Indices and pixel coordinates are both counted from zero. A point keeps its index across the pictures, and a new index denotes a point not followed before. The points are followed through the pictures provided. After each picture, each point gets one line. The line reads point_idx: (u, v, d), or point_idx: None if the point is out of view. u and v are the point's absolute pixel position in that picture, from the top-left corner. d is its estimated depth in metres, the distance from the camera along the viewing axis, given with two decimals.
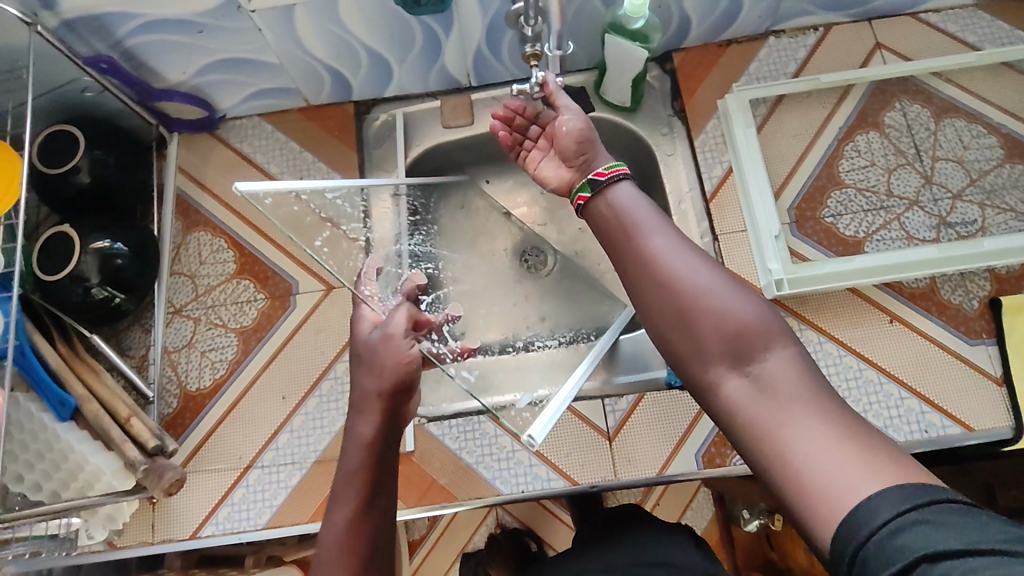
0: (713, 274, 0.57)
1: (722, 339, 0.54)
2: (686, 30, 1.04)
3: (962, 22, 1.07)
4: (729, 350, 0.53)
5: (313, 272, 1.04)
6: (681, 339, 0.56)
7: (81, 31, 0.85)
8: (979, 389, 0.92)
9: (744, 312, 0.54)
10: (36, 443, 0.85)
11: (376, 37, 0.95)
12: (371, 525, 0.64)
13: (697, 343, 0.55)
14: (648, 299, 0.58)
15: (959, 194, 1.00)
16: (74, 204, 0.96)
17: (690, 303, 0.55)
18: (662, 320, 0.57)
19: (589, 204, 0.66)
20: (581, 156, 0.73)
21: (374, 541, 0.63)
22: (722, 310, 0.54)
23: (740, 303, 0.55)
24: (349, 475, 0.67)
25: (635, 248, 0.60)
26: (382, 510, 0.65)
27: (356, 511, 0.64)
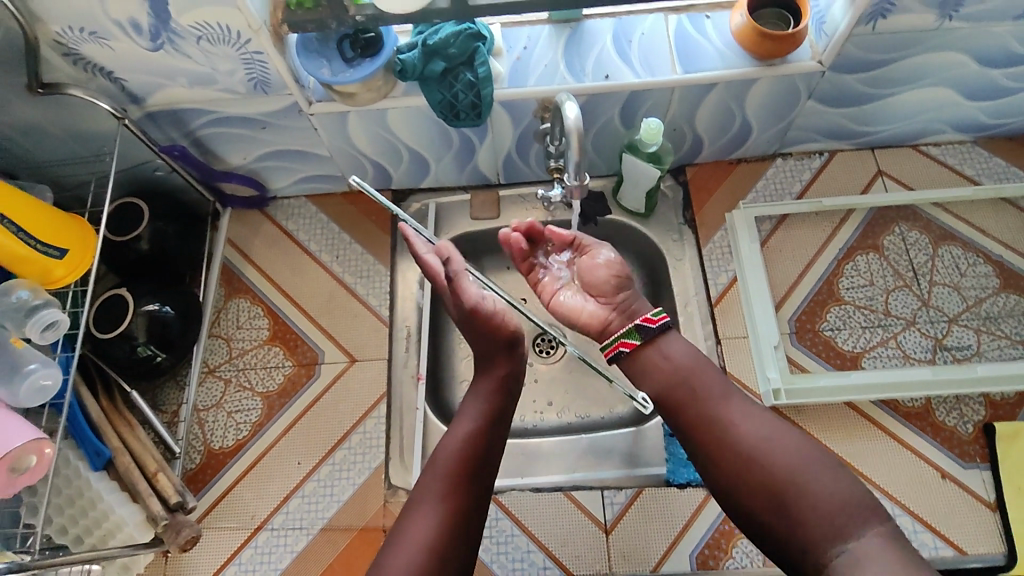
0: (800, 453, 0.73)
1: (818, 516, 0.68)
2: (699, 148, 1.13)
3: (960, 156, 1.15)
4: (829, 529, 0.67)
5: (340, 344, 1.12)
6: (778, 514, 0.71)
7: (162, 122, 0.98)
8: (972, 512, 0.93)
9: (831, 489, 0.70)
10: (70, 488, 0.92)
11: (418, 139, 1.06)
12: (480, 445, 0.78)
13: (795, 521, 0.69)
14: (740, 474, 0.74)
15: (955, 318, 1.05)
16: (132, 269, 1.06)
17: (778, 478, 0.72)
18: (754, 495, 0.73)
19: (641, 350, 0.86)
20: (616, 295, 0.91)
21: (475, 462, 0.77)
22: (808, 483, 0.70)
23: (825, 477, 0.71)
24: (476, 403, 0.82)
25: (720, 423, 0.78)
26: (492, 436, 0.79)
27: (471, 432, 0.79)
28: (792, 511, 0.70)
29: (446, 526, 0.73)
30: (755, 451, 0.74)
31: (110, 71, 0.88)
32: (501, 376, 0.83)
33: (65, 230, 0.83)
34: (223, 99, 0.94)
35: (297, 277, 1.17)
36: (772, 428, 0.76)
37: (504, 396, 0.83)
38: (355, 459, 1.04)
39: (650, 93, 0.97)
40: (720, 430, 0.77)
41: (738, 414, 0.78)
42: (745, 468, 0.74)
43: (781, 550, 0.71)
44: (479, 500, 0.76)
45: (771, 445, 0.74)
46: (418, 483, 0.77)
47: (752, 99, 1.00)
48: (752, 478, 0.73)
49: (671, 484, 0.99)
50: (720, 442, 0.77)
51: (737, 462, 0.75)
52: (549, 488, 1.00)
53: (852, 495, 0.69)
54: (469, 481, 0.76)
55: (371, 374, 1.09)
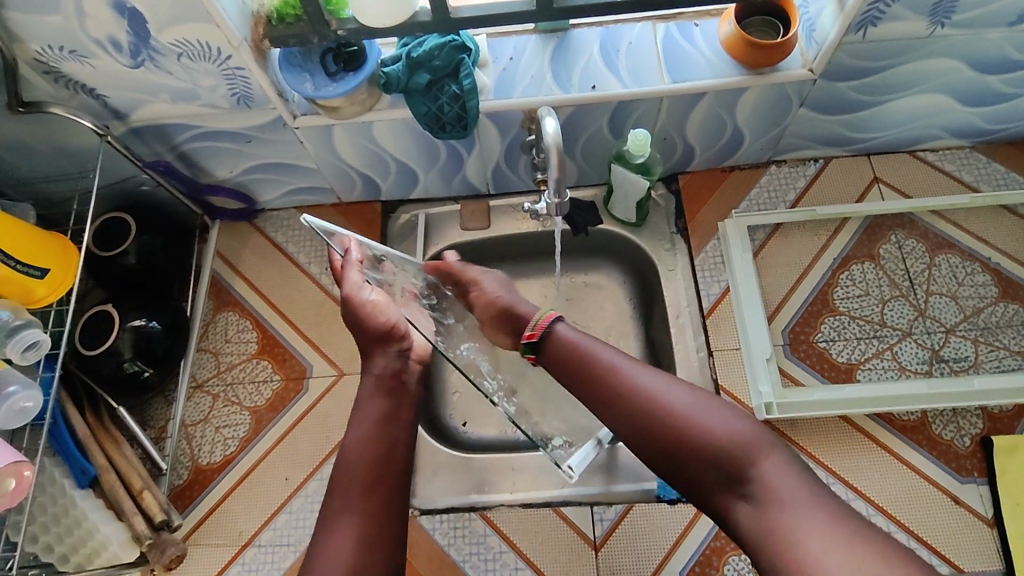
0: (698, 402, 0.71)
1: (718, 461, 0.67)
2: (691, 157, 1.12)
3: (959, 162, 1.13)
4: (729, 469, 0.66)
5: (329, 358, 1.11)
6: (677, 463, 0.69)
7: (146, 136, 0.98)
8: (969, 528, 0.91)
9: (732, 433, 0.68)
10: (55, 507, 0.92)
11: (405, 151, 1.05)
12: (379, 446, 0.78)
13: (699, 470, 0.68)
14: (639, 433, 0.71)
15: (952, 329, 1.03)
16: (119, 283, 1.05)
17: (671, 432, 0.69)
18: (656, 450, 0.70)
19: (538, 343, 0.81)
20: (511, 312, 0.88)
21: (377, 462, 0.77)
22: (701, 430, 0.68)
23: (717, 418, 0.69)
24: (367, 408, 0.82)
25: (615, 391, 0.73)
26: (392, 436, 0.80)
27: (365, 437, 0.79)
28: (692, 461, 0.68)
29: (365, 530, 0.72)
30: (649, 408, 0.71)
31: (92, 88, 0.87)
32: (381, 373, 0.85)
33: (47, 250, 0.83)
34: (207, 114, 0.94)
35: (286, 289, 1.16)
36: (663, 385, 0.72)
37: (392, 394, 0.84)
38: None
39: (638, 104, 0.96)
40: (614, 398, 0.73)
41: (632, 376, 0.74)
42: (643, 431, 0.71)
43: (694, 497, 0.69)
44: (392, 496, 0.76)
45: (663, 399, 0.71)
46: (327, 499, 0.76)
47: (742, 107, 0.99)
48: (651, 439, 0.70)
49: (662, 500, 0.97)
50: (617, 409, 0.73)
51: (635, 425, 0.71)
52: (538, 503, 0.99)
53: (750, 433, 0.68)
54: (377, 483, 0.76)
55: (359, 388, 1.09)
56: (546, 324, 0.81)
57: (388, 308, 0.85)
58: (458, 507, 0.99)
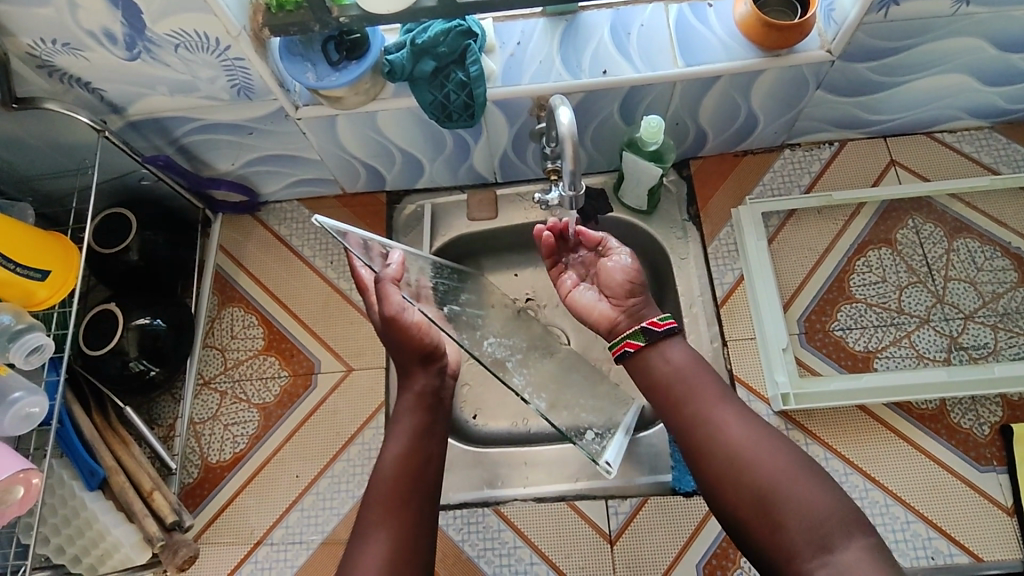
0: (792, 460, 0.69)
1: (803, 524, 0.64)
2: (704, 141, 1.09)
3: (977, 143, 1.10)
4: (813, 536, 0.63)
5: (337, 353, 1.09)
6: (761, 517, 0.66)
7: (145, 130, 0.95)
8: (988, 518, 0.90)
9: (822, 501, 0.65)
10: (65, 508, 0.91)
11: (410, 141, 1.03)
12: (414, 462, 0.77)
13: (781, 526, 0.64)
14: (731, 475, 0.69)
15: (971, 315, 1.01)
16: (122, 280, 1.03)
17: (766, 481, 0.67)
18: (743, 497, 0.67)
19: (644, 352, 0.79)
20: (630, 298, 0.84)
21: (413, 479, 0.76)
22: (796, 488, 0.66)
23: (817, 482, 0.67)
24: (404, 420, 0.81)
25: (715, 429, 0.72)
26: (428, 451, 0.79)
27: (402, 451, 0.78)
28: (779, 515, 0.65)
29: (397, 547, 0.71)
30: (747, 453, 0.69)
31: (87, 82, 0.84)
32: (421, 390, 0.83)
33: (50, 253, 0.81)
34: (206, 107, 0.91)
35: (291, 284, 1.14)
36: (766, 434, 0.71)
37: (431, 410, 0.82)
38: (355, 471, 1.02)
39: (651, 88, 0.93)
40: (712, 431, 0.72)
41: (737, 420, 0.73)
42: (737, 473, 0.69)
43: (763, 555, 0.66)
44: (423, 513, 0.75)
45: (763, 449, 0.69)
46: (361, 510, 0.75)
47: (758, 91, 0.96)
48: (742, 482, 0.68)
49: (677, 493, 0.97)
50: (711, 444, 0.71)
51: (728, 466, 0.69)
52: (552, 497, 0.99)
53: (840, 508, 0.65)
54: (410, 499, 0.75)
55: (369, 383, 1.07)
56: (663, 327, 0.80)
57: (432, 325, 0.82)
58: (471, 502, 0.99)
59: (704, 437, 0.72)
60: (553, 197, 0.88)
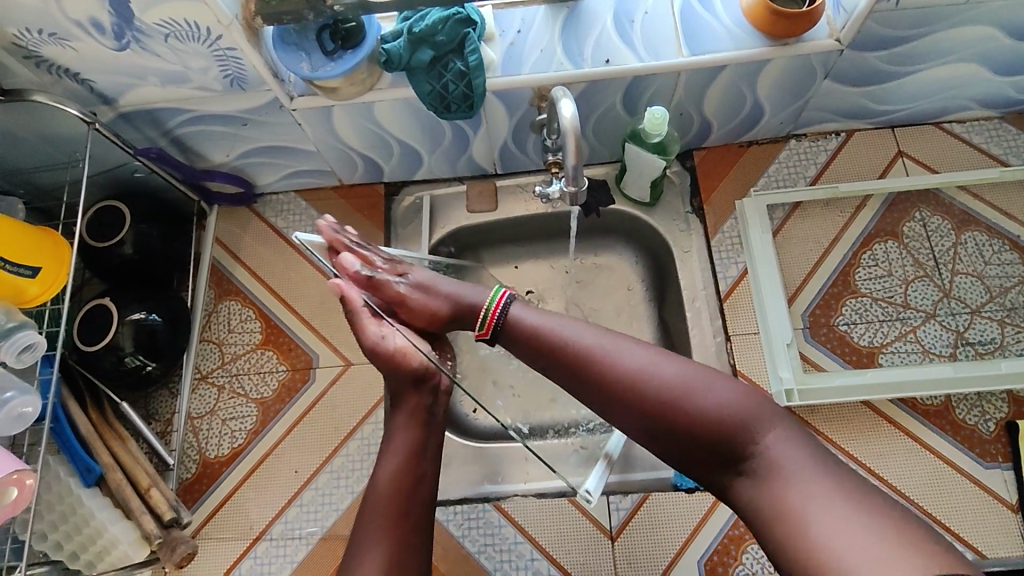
0: (683, 376, 0.66)
1: (713, 439, 0.64)
2: (708, 132, 1.07)
3: (987, 134, 1.08)
4: (725, 445, 0.64)
5: (335, 347, 1.08)
6: (672, 436, 0.66)
7: (136, 121, 0.93)
8: (993, 515, 0.89)
9: (723, 410, 0.64)
10: (62, 506, 0.90)
11: (408, 132, 1.01)
12: (411, 477, 0.78)
13: (696, 449, 0.65)
14: (630, 407, 0.67)
15: (977, 309, 0.99)
16: (117, 274, 1.02)
17: (668, 415, 0.65)
18: (649, 423, 0.66)
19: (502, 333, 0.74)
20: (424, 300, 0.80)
21: (409, 494, 0.77)
22: (697, 408, 0.64)
23: (710, 385, 0.65)
24: (399, 438, 0.81)
25: (599, 366, 0.68)
26: (423, 469, 0.79)
27: (396, 469, 0.78)
28: (687, 430, 0.65)
29: (395, 564, 0.72)
30: (638, 380, 0.66)
31: (77, 73, 0.82)
32: (414, 408, 0.83)
33: (42, 249, 0.80)
34: (199, 98, 0.89)
35: (289, 277, 1.12)
36: (655, 353, 0.68)
37: (425, 425, 0.83)
38: (354, 466, 1.01)
39: (655, 78, 0.91)
40: (599, 390, 0.68)
41: (626, 348, 0.69)
42: (634, 405, 0.66)
43: (689, 465, 0.67)
44: (420, 528, 0.76)
45: (649, 369, 0.67)
46: (356, 524, 0.76)
47: (764, 80, 0.93)
48: (642, 412, 0.66)
49: (678, 489, 0.96)
50: (601, 384, 0.68)
51: (624, 402, 0.67)
52: (553, 493, 0.98)
53: (740, 406, 0.64)
54: (407, 514, 0.76)
55: (368, 378, 1.06)
56: (495, 315, 0.75)
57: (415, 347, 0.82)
58: (471, 498, 0.98)
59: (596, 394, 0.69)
60: (558, 188, 0.89)
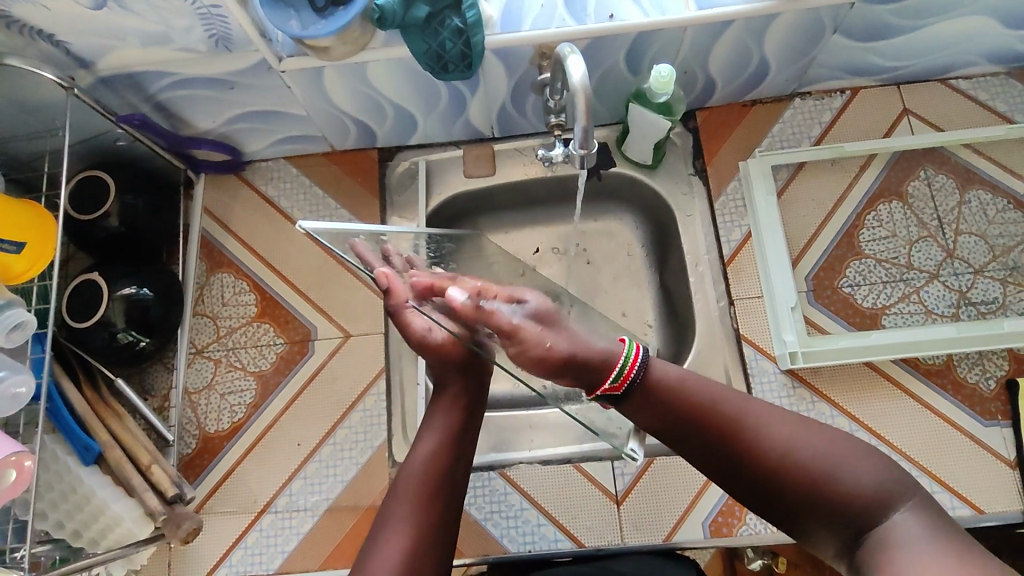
0: (824, 451, 0.63)
1: (860, 518, 0.60)
2: (711, 91, 1.04)
3: (993, 90, 1.06)
4: (873, 526, 0.59)
5: (333, 319, 1.06)
6: (815, 511, 0.61)
7: (116, 86, 0.88)
8: (992, 471, 0.91)
9: (867, 483, 0.61)
10: (60, 485, 0.88)
11: (403, 94, 0.97)
12: (445, 462, 0.76)
13: (838, 526, 0.61)
14: (768, 481, 0.63)
15: (981, 270, 0.99)
16: (104, 248, 0.98)
17: (813, 487, 0.61)
18: (787, 501, 0.62)
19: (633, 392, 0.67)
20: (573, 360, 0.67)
21: (441, 478, 0.75)
22: (842, 484, 0.61)
23: (854, 462, 0.62)
24: (437, 418, 0.79)
25: (743, 437, 0.64)
26: (459, 451, 0.78)
27: (434, 450, 0.76)
28: (828, 510, 0.61)
29: (415, 548, 0.70)
30: (783, 454, 0.63)
31: (51, 34, 0.77)
32: (456, 393, 0.81)
33: (35, 228, 0.77)
34: (183, 60, 0.84)
35: (282, 247, 1.09)
36: (789, 428, 0.64)
37: (466, 409, 0.80)
38: (358, 438, 1.00)
39: (660, 34, 0.87)
40: (736, 455, 0.64)
41: (758, 421, 0.65)
42: (775, 488, 0.63)
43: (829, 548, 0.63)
44: (447, 514, 0.73)
45: (796, 443, 0.63)
46: (387, 503, 0.74)
47: (772, 36, 0.90)
48: (781, 487, 0.62)
49: None
50: (743, 458, 0.64)
51: (763, 475, 0.63)
52: (557, 461, 0.98)
53: (882, 481, 0.61)
54: (438, 496, 0.74)
55: (368, 349, 1.04)
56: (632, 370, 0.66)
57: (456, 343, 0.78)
58: (475, 466, 0.98)
59: (729, 462, 0.65)
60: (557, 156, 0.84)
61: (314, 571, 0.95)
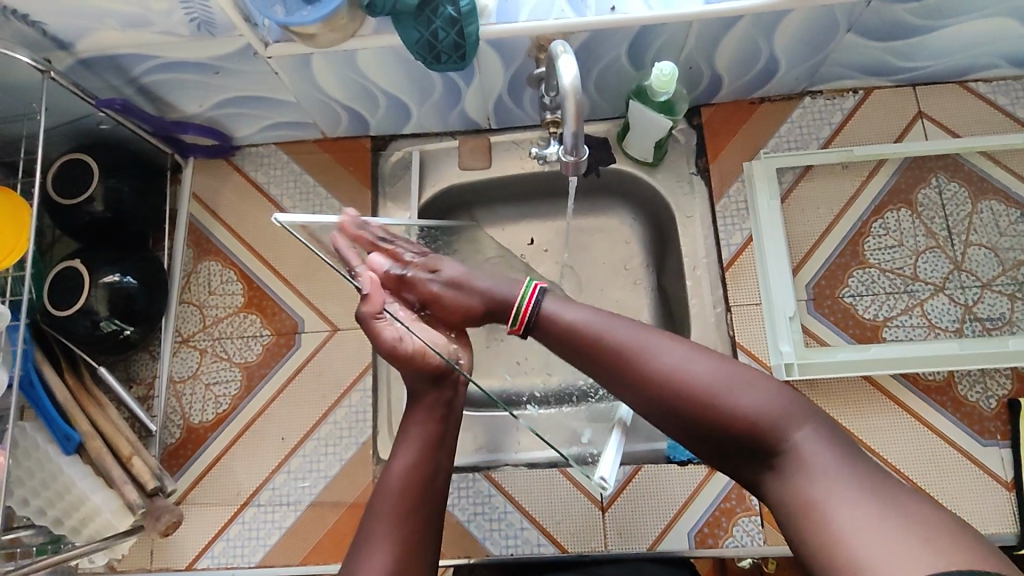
0: (707, 373, 0.61)
1: (746, 435, 0.59)
2: (717, 88, 0.99)
3: (1014, 95, 1.01)
4: (757, 444, 0.59)
5: (321, 312, 1.04)
6: (704, 431, 0.61)
7: (97, 68, 0.85)
8: (987, 492, 0.89)
9: (752, 404, 0.60)
10: (42, 473, 0.87)
11: (396, 84, 0.93)
12: (424, 475, 0.75)
13: (725, 445, 0.61)
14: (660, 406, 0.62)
15: (989, 283, 0.95)
16: (87, 233, 0.96)
17: (699, 409, 0.60)
18: (681, 423, 0.62)
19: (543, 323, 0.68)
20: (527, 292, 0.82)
21: (421, 491, 0.74)
22: (728, 403, 0.60)
23: (738, 386, 0.61)
24: (415, 429, 0.78)
25: (630, 372, 0.63)
26: (438, 462, 0.77)
27: (414, 461, 0.75)
28: (716, 434, 0.60)
29: (398, 564, 0.68)
30: (670, 385, 0.61)
31: (25, 14, 0.74)
32: (434, 401, 0.79)
33: (12, 219, 0.78)
34: (165, 43, 0.81)
35: (272, 236, 1.07)
36: (678, 357, 0.63)
37: (443, 420, 0.79)
38: (342, 434, 0.99)
39: (663, 28, 0.83)
40: (629, 379, 0.63)
41: (644, 351, 0.63)
42: (662, 409, 0.62)
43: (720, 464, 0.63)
44: (428, 528, 0.73)
45: (681, 373, 0.62)
46: (365, 522, 0.72)
47: (782, 33, 0.86)
48: (670, 416, 0.62)
49: (672, 462, 0.95)
50: (632, 390, 0.64)
51: (652, 406, 0.63)
52: (544, 464, 0.97)
53: (768, 400, 0.60)
54: (418, 511, 0.73)
55: (355, 344, 1.03)
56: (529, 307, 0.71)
57: (431, 351, 0.76)
58: (461, 467, 0.98)
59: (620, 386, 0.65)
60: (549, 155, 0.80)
61: (296, 565, 0.94)
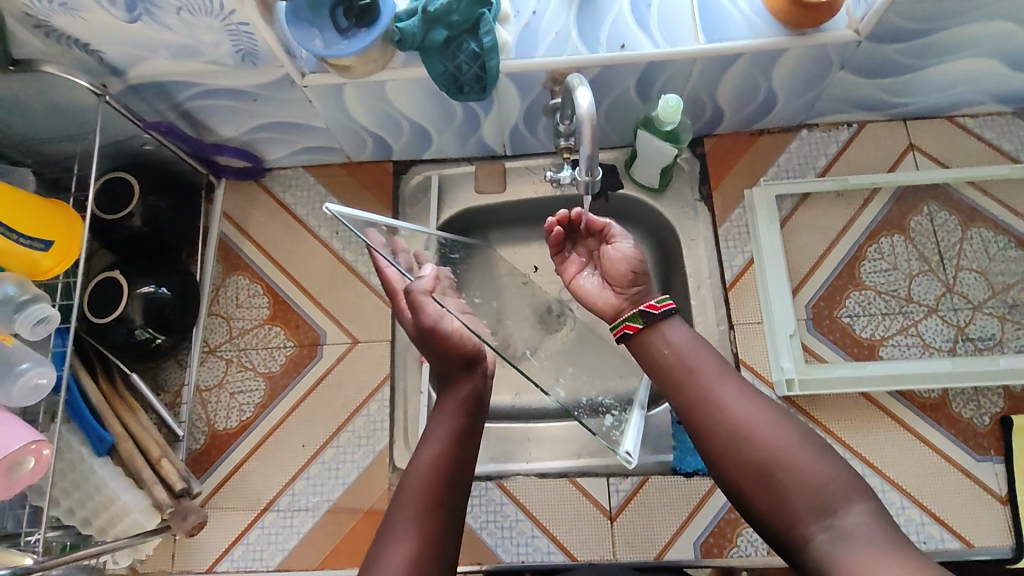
0: (785, 432, 0.67)
1: (807, 494, 0.63)
2: (719, 120, 1.06)
3: (999, 129, 1.07)
4: (818, 504, 0.62)
5: (343, 325, 1.09)
6: (769, 480, 0.65)
7: (145, 93, 0.92)
8: (983, 506, 0.92)
9: (821, 470, 0.64)
10: (73, 473, 0.91)
11: (420, 112, 1.00)
12: (448, 469, 0.78)
13: (785, 500, 0.63)
14: (730, 448, 0.67)
15: (980, 306, 1.00)
16: (126, 247, 1.02)
17: (770, 457, 0.65)
18: (748, 467, 0.66)
19: (640, 333, 0.76)
20: (632, 286, 0.82)
21: (445, 484, 0.77)
22: (797, 461, 0.64)
23: (812, 451, 0.65)
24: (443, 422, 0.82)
25: (713, 404, 0.70)
26: (462, 455, 0.80)
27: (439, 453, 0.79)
28: (780, 485, 0.64)
29: (421, 553, 0.71)
30: (750, 429, 0.67)
31: (86, 44, 0.81)
32: (463, 393, 0.86)
33: (63, 228, 0.84)
34: (210, 72, 0.88)
35: (298, 252, 1.13)
36: (761, 410, 0.69)
37: (470, 412, 0.84)
38: (360, 442, 1.03)
39: (669, 65, 0.90)
40: (712, 409, 0.69)
41: (731, 395, 0.70)
42: (735, 448, 0.67)
43: (769, 526, 0.65)
44: (453, 517, 0.76)
45: (762, 423, 0.67)
46: (391, 513, 0.75)
47: (779, 70, 0.92)
48: (741, 457, 0.66)
49: (678, 472, 0.98)
50: (712, 423, 0.69)
51: (726, 442, 0.68)
52: (554, 473, 1.00)
53: (838, 472, 0.64)
54: (441, 504, 0.76)
55: (374, 356, 1.07)
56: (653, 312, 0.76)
57: (468, 333, 0.87)
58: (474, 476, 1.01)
59: (697, 416, 0.70)
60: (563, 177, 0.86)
61: (313, 570, 0.98)
